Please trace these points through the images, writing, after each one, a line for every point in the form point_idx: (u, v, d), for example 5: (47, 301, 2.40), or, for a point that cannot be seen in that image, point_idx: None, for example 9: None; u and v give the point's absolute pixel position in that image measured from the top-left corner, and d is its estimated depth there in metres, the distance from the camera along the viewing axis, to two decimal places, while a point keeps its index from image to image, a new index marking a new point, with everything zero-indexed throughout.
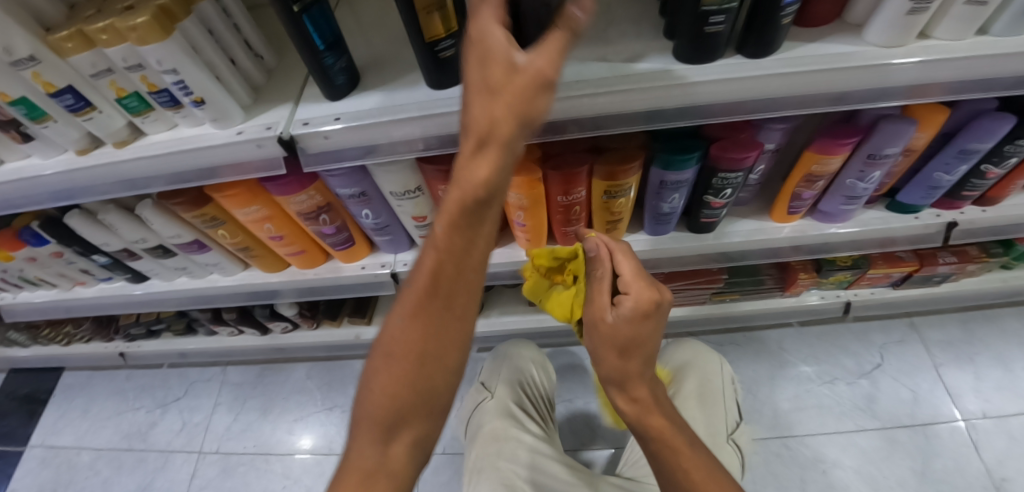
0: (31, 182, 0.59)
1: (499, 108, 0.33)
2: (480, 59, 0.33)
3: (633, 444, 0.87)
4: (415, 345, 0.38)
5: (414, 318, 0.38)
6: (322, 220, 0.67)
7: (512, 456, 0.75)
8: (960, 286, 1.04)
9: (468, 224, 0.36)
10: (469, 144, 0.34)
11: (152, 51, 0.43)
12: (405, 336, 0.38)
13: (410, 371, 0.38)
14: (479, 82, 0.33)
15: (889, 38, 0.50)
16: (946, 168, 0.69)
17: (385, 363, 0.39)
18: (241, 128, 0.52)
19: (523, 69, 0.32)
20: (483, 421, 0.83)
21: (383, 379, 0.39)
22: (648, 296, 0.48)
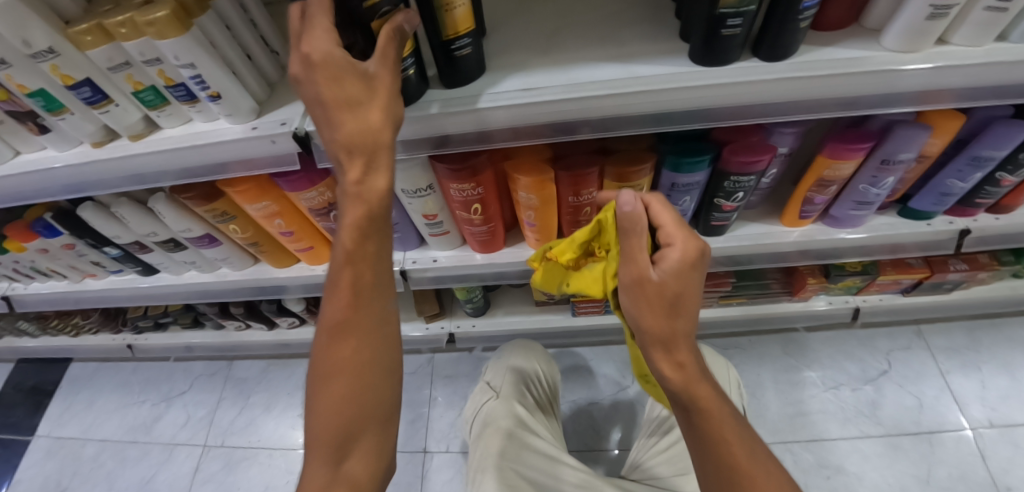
0: (46, 174, 0.59)
1: (376, 115, 0.38)
2: (319, 79, 0.37)
3: (640, 448, 0.86)
4: (349, 358, 0.41)
5: (339, 331, 0.41)
6: (332, 216, 0.67)
7: (516, 454, 0.74)
8: (970, 294, 1.03)
9: (375, 234, 0.41)
10: (352, 160, 0.39)
11: (169, 45, 0.43)
12: (336, 352, 0.41)
13: (354, 385, 0.41)
14: (333, 101, 0.37)
15: (905, 43, 0.49)
16: (959, 174, 0.68)
17: (325, 384, 0.41)
18: (256, 124, 0.53)
19: (375, 78, 0.38)
20: (488, 419, 0.82)
21: (328, 397, 0.41)
22: (694, 245, 0.43)
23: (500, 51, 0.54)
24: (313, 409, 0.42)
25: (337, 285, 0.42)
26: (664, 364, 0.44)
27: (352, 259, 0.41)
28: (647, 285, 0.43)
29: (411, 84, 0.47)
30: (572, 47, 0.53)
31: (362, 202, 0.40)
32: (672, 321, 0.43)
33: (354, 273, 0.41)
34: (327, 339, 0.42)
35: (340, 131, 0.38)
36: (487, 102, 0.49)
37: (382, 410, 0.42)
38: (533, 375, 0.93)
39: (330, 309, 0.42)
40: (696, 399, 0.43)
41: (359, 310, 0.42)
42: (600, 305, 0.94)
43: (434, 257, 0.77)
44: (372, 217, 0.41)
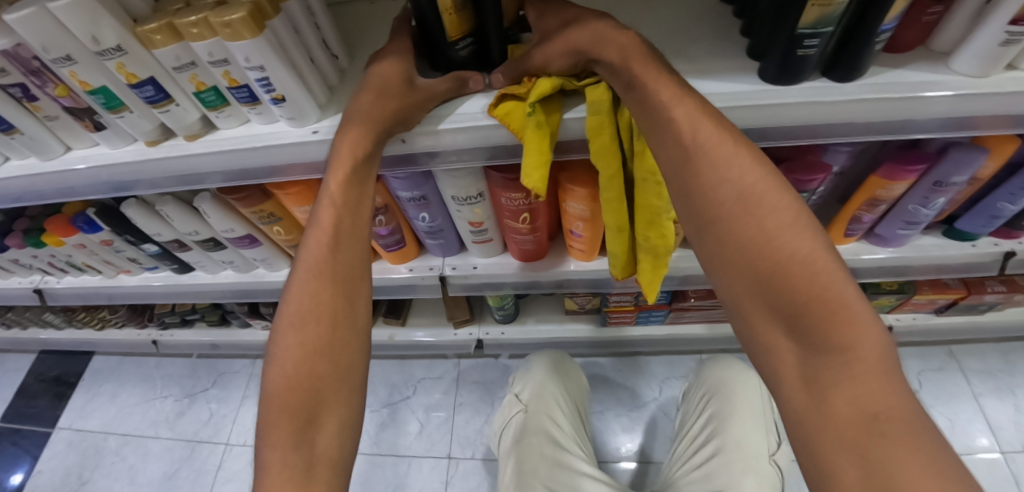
0: (97, 171, 0.59)
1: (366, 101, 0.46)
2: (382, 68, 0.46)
3: (670, 464, 0.84)
4: (318, 308, 0.42)
5: (316, 282, 0.43)
6: (378, 221, 0.66)
7: (552, 479, 0.73)
8: (1005, 316, 1.02)
9: (356, 190, 0.46)
10: (352, 149, 0.45)
11: (242, 46, 0.43)
12: (310, 303, 0.42)
13: (323, 336, 0.42)
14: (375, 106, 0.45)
15: (978, 68, 0.48)
16: (1011, 197, 0.68)
17: (292, 351, 0.41)
18: (316, 128, 0.52)
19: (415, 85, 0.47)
20: (520, 437, 0.80)
21: (295, 350, 0.41)
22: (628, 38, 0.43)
23: None
24: (275, 368, 0.41)
25: (318, 234, 0.44)
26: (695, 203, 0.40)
27: (337, 206, 0.45)
28: (670, 132, 0.40)
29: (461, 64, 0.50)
30: None
31: (350, 158, 0.45)
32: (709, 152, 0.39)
33: (337, 223, 0.45)
34: (302, 291, 0.43)
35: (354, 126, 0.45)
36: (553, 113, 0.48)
37: (350, 367, 0.43)
38: (560, 388, 0.89)
39: (309, 260, 0.44)
40: (749, 231, 0.37)
41: (338, 262, 0.44)
42: (633, 316, 0.94)
43: (474, 264, 0.77)
44: (359, 164, 0.46)
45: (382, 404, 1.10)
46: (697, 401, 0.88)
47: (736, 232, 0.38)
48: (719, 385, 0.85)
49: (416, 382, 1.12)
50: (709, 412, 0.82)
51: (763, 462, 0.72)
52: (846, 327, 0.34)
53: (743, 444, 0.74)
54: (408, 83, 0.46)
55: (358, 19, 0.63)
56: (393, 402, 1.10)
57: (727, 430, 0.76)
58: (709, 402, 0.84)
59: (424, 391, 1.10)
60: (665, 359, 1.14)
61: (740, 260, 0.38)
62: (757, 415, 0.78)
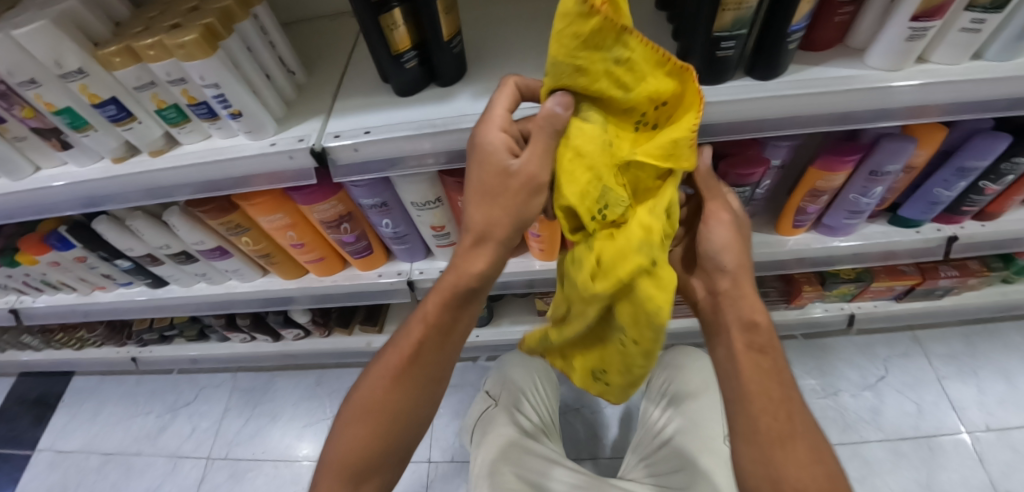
0: (66, 188, 0.61)
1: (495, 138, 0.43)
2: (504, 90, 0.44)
3: (635, 447, 0.88)
4: (384, 401, 0.49)
5: (390, 377, 0.49)
6: (343, 228, 0.69)
7: (512, 461, 0.75)
8: (961, 300, 1.06)
9: (453, 312, 0.49)
10: (468, 239, 0.47)
11: (197, 66, 0.45)
12: (383, 394, 0.49)
13: (382, 428, 0.49)
14: (484, 185, 0.44)
15: (890, 62, 0.52)
16: (945, 184, 0.72)
17: (361, 415, 0.49)
18: (274, 140, 0.55)
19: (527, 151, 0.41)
20: (488, 427, 0.84)
21: (360, 430, 0.49)
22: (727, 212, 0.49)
23: (508, 69, 0.56)
24: (341, 426, 0.50)
25: (406, 335, 0.50)
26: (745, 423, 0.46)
27: (428, 323, 0.50)
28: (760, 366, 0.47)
29: (410, 77, 0.53)
30: None
31: (462, 276, 0.48)
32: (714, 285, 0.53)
33: (424, 333, 0.49)
34: (378, 378, 0.50)
35: (474, 221, 0.46)
36: None
37: (399, 450, 0.50)
38: (530, 384, 0.94)
39: (392, 354, 0.50)
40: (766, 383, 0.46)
41: (415, 369, 0.49)
42: None
43: (440, 267, 0.79)
44: (460, 294, 0.48)
45: None
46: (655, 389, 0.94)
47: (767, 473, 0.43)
48: (678, 371, 0.90)
49: None
50: (665, 397, 0.89)
51: (719, 440, 0.76)
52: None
53: (696, 423, 0.79)
54: (506, 169, 0.42)
55: (316, 37, 0.67)
56: None
57: (681, 412, 0.82)
58: (665, 388, 0.90)
59: None
60: None
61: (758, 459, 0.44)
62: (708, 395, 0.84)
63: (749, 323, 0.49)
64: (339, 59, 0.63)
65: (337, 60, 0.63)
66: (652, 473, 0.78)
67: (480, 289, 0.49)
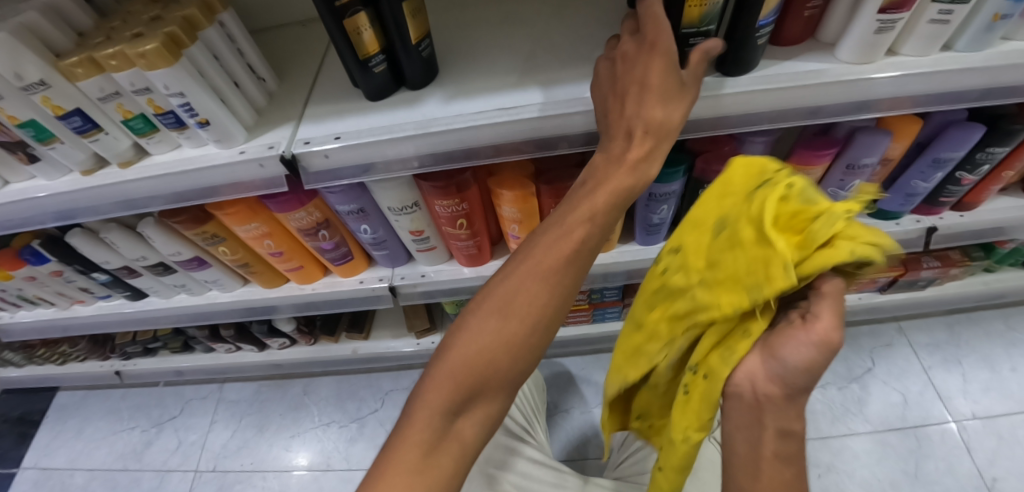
0: (36, 202, 0.60)
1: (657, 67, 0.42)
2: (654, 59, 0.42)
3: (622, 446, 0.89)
4: (492, 351, 0.40)
5: (502, 332, 0.40)
6: (321, 235, 0.68)
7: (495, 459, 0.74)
8: (943, 290, 1.07)
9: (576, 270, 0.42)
10: (648, 142, 0.43)
11: (160, 75, 0.45)
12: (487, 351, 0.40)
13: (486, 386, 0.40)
14: (654, 92, 0.42)
15: (860, 55, 0.52)
16: (922, 175, 0.72)
17: (485, 323, 0.41)
18: (244, 148, 0.54)
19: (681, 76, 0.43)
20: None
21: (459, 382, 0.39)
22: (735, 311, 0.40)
23: (479, 72, 0.56)
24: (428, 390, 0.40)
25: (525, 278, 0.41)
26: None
27: (595, 223, 0.42)
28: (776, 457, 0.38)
29: (379, 82, 0.52)
30: (549, 67, 0.55)
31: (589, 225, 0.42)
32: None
33: (548, 288, 0.41)
34: (485, 331, 0.41)
35: (653, 118, 0.42)
36: (467, 121, 0.50)
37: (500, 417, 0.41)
38: (518, 386, 0.94)
39: (503, 301, 0.41)
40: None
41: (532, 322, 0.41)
42: (588, 314, 0.96)
43: (422, 272, 0.79)
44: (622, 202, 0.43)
45: (350, 420, 1.11)
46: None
47: None
48: None
49: (384, 395, 1.13)
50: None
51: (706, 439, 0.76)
52: None
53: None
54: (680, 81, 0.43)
55: (289, 44, 0.66)
56: (362, 416, 1.11)
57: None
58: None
59: (393, 403, 1.12)
60: None
61: None
62: None
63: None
64: (312, 65, 0.62)
65: (309, 67, 0.62)
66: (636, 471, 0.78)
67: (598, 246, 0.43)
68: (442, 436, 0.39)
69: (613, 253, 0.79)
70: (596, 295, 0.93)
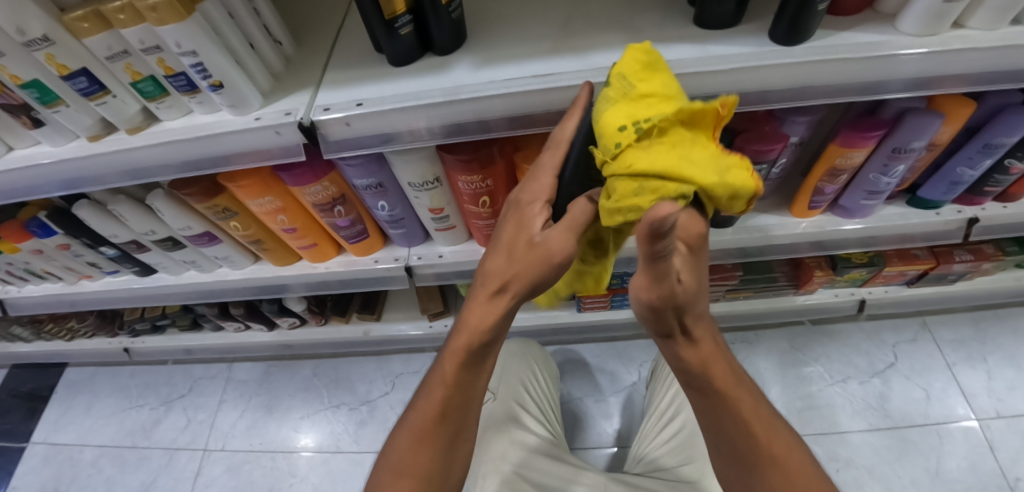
0: (41, 170, 0.57)
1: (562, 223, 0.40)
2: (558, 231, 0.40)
3: (642, 439, 0.88)
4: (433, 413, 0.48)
5: (419, 441, 0.48)
6: (336, 212, 0.65)
7: (514, 458, 0.73)
8: (973, 285, 1.04)
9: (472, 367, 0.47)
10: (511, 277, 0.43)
11: (171, 32, 0.41)
12: (410, 458, 0.48)
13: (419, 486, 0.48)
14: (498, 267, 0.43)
15: (924, 27, 0.48)
16: (970, 162, 0.68)
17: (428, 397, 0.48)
18: (259, 115, 0.51)
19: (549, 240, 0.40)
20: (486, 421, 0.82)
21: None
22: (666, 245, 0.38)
23: (510, 38, 0.52)
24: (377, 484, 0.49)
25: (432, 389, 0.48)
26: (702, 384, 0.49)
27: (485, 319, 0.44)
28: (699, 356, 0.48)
29: (404, 45, 0.49)
30: (586, 34, 0.51)
31: (473, 335, 0.45)
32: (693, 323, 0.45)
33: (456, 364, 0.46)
34: (406, 442, 0.49)
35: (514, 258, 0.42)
36: (499, 89, 0.47)
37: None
38: (529, 376, 0.93)
39: (416, 417, 0.49)
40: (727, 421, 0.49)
41: (443, 427, 0.48)
42: (607, 300, 0.94)
43: (439, 253, 0.76)
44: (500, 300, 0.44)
45: (360, 402, 1.09)
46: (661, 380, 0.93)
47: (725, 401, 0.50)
48: None
49: (395, 378, 1.12)
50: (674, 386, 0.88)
51: None
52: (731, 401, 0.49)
53: None
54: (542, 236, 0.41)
55: (305, 8, 0.62)
56: (372, 399, 1.09)
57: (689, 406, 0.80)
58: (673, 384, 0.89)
59: (403, 388, 1.10)
60: (644, 344, 1.14)
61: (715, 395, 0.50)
62: None
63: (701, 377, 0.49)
64: (330, 31, 0.59)
65: (328, 32, 0.59)
66: (655, 464, 0.76)
67: (494, 340, 0.46)
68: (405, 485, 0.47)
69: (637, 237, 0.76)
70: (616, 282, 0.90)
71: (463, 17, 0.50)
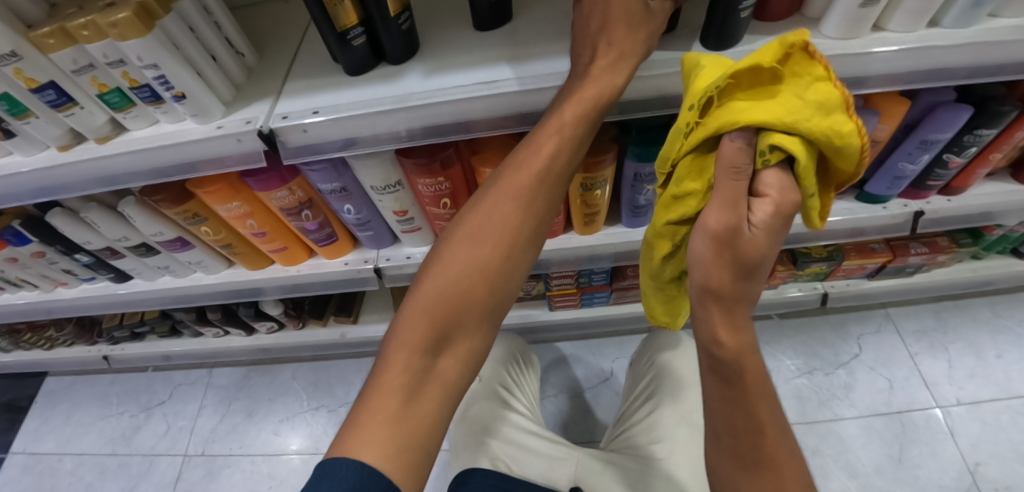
0: (11, 179, 0.59)
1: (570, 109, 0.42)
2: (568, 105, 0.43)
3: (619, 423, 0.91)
4: (458, 299, 0.41)
5: (416, 344, 0.40)
6: (304, 216, 0.68)
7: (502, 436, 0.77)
8: (931, 277, 1.08)
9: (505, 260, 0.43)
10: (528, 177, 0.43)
11: (132, 46, 0.44)
12: (410, 360, 0.39)
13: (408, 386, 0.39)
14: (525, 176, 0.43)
15: (845, 30, 0.52)
16: (909, 157, 0.72)
17: (443, 288, 0.42)
18: (222, 124, 0.53)
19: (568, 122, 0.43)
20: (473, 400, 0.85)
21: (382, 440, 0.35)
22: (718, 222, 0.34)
23: (461, 46, 0.55)
24: (358, 418, 0.37)
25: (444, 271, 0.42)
26: (719, 390, 0.37)
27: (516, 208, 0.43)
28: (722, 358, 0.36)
29: (358, 55, 0.52)
30: (532, 42, 0.54)
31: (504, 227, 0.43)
32: (726, 335, 0.36)
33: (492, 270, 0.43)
34: (406, 333, 0.40)
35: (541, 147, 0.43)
36: (447, 95, 0.50)
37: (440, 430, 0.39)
38: (512, 361, 0.96)
39: (419, 308, 0.41)
40: (737, 421, 0.36)
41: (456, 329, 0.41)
42: (577, 298, 0.97)
43: (407, 254, 0.78)
44: (530, 202, 0.44)
45: (340, 404, 1.11)
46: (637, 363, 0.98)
47: (746, 426, 0.36)
48: (663, 350, 0.93)
49: None
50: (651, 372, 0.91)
51: (704, 418, 0.80)
52: (748, 437, 0.36)
53: (683, 400, 0.82)
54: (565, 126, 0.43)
55: (267, 21, 0.65)
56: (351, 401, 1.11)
57: (663, 390, 0.85)
58: (649, 365, 0.93)
59: None
60: (618, 340, 1.17)
61: (722, 418, 0.37)
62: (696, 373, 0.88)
63: (712, 353, 0.37)
64: (292, 42, 0.61)
65: (289, 43, 0.61)
66: (631, 443, 0.80)
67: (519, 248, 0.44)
68: (400, 384, 0.38)
69: (598, 235, 0.78)
70: (584, 280, 0.93)
71: (413, 27, 0.53)
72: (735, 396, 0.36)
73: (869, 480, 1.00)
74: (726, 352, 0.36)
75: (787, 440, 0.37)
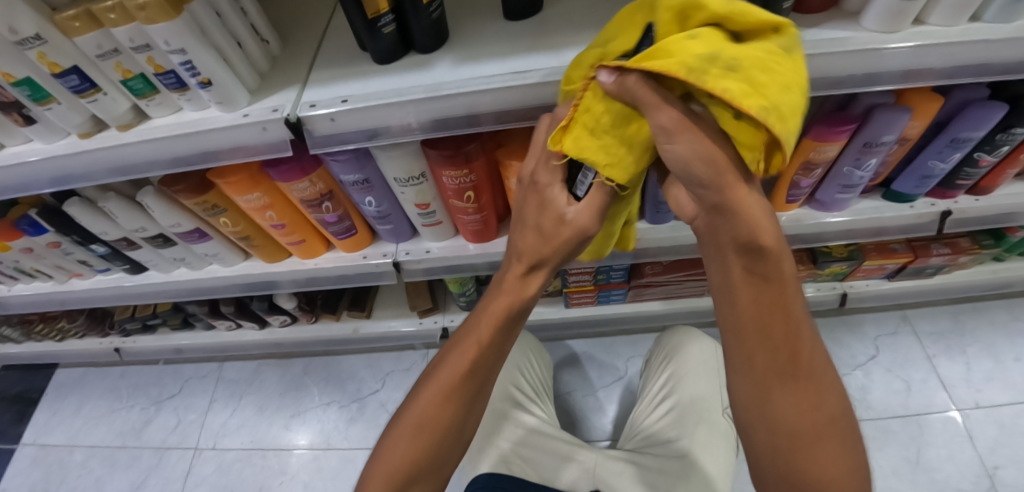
0: (30, 167, 0.58)
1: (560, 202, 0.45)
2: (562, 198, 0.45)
3: (634, 418, 0.93)
4: (432, 423, 0.50)
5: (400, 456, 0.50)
6: (324, 208, 0.67)
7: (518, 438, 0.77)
8: (950, 279, 1.07)
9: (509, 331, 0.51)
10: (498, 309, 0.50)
11: (160, 31, 0.43)
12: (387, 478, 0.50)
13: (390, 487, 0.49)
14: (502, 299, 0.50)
15: (886, 24, 0.50)
16: (939, 155, 0.70)
17: (424, 409, 0.51)
18: (247, 112, 0.52)
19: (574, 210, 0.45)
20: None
21: (405, 447, 0.50)
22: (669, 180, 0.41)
23: (490, 36, 0.54)
24: None
25: (466, 334, 0.52)
26: (752, 295, 0.37)
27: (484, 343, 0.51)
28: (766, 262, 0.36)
29: (387, 44, 0.50)
30: (563, 32, 0.53)
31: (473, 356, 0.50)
32: (763, 231, 0.36)
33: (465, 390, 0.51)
34: (395, 444, 0.50)
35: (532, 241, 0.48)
36: (480, 85, 0.48)
37: None
38: (525, 358, 0.95)
39: (402, 426, 0.51)
40: (779, 333, 0.37)
41: (471, 385, 0.50)
42: (594, 295, 0.96)
43: (426, 248, 0.77)
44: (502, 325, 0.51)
45: (351, 400, 1.10)
46: (657, 362, 0.96)
47: (781, 334, 0.37)
48: (677, 347, 0.92)
49: (385, 375, 1.13)
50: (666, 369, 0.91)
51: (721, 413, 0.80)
52: (783, 340, 0.37)
53: (698, 397, 0.81)
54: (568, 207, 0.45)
55: (290, 9, 0.64)
56: (363, 396, 1.10)
57: (680, 389, 0.83)
58: (669, 364, 0.91)
59: (394, 384, 1.11)
60: (632, 339, 1.16)
61: (753, 324, 0.38)
62: (710, 367, 0.86)
63: (744, 251, 0.37)
64: (316, 31, 0.60)
65: (313, 32, 0.60)
66: (649, 442, 0.81)
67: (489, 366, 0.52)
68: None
69: None
70: (602, 277, 0.92)
71: (444, 15, 0.52)
72: (769, 300, 0.37)
73: (887, 483, 0.99)
74: (764, 259, 0.36)
75: (814, 347, 0.39)
